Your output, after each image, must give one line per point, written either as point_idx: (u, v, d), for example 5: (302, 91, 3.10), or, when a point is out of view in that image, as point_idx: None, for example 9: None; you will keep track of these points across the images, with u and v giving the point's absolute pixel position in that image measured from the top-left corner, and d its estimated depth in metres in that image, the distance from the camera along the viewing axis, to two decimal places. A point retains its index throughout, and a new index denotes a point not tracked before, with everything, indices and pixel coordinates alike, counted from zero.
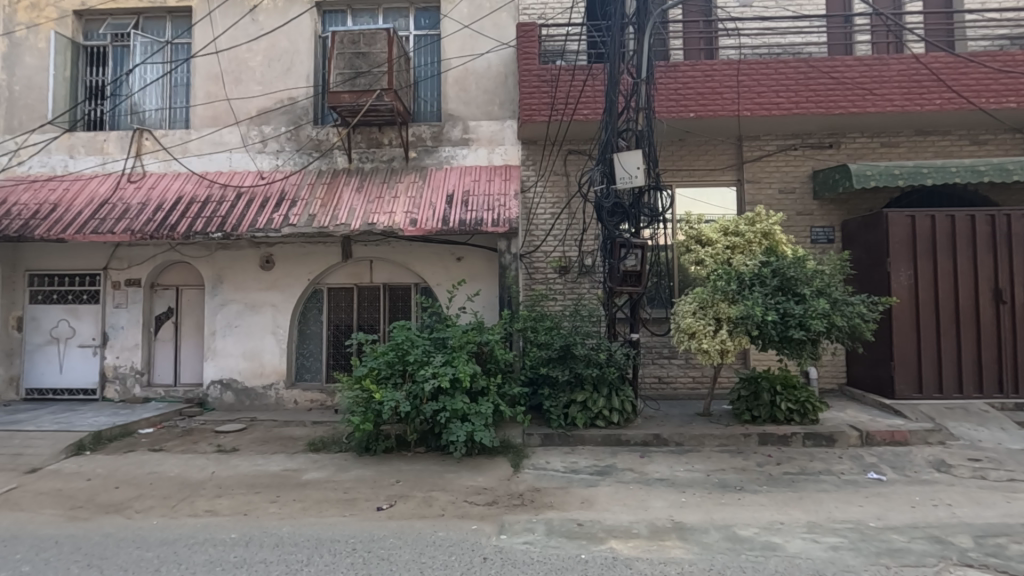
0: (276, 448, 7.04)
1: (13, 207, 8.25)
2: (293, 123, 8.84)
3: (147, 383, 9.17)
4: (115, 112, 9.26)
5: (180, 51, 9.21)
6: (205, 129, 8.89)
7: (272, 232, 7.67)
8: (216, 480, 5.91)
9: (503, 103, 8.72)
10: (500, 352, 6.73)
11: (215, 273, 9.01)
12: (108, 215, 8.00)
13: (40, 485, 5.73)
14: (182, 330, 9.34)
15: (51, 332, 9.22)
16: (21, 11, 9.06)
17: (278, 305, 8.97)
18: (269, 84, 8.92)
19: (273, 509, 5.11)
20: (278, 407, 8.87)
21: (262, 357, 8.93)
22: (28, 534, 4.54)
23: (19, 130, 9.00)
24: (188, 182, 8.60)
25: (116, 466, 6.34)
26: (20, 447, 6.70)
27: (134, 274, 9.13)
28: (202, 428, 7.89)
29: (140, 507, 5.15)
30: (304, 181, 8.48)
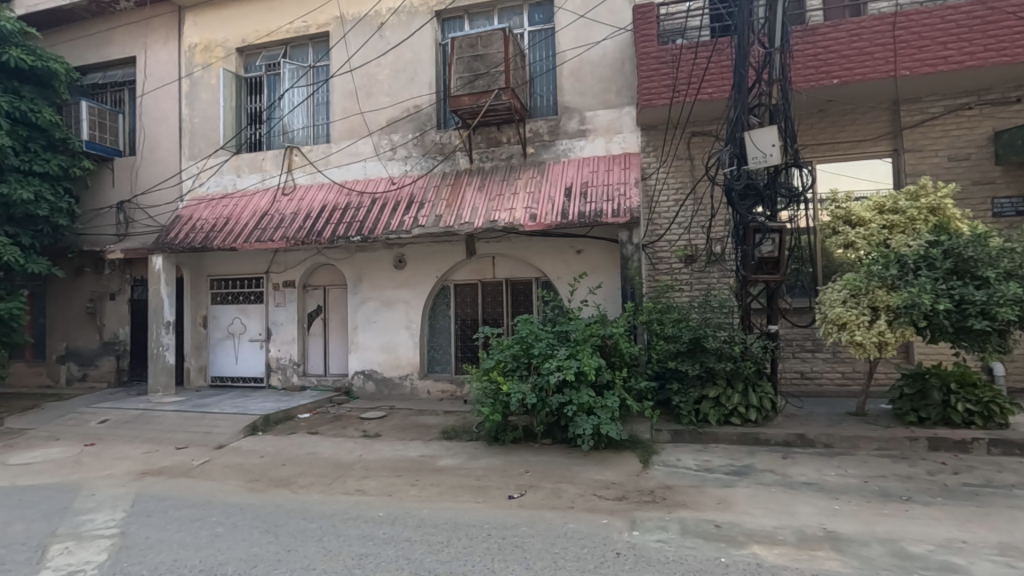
0: (414, 435, 7.55)
1: (197, 223, 9.68)
2: (418, 130, 9.37)
3: (303, 373, 10.30)
4: (271, 134, 10.48)
5: (321, 72, 10.16)
6: (344, 142, 9.74)
7: (404, 234, 8.23)
8: (363, 463, 6.48)
9: (621, 90, 8.50)
10: (625, 345, 6.60)
11: (356, 274, 9.85)
12: (269, 226, 9.09)
13: (225, 460, 6.70)
14: (330, 326, 10.36)
15: (228, 328, 10.71)
16: (198, 54, 10.58)
17: (410, 302, 9.59)
18: (396, 95, 9.53)
19: (413, 492, 5.49)
20: (413, 397, 9.50)
21: (397, 350, 9.62)
22: (219, 501, 5.33)
23: (198, 156, 10.50)
24: (331, 192, 9.49)
25: (282, 446, 7.20)
26: (209, 426, 7.89)
27: (289, 276, 10.29)
28: (349, 415, 8.70)
29: (303, 483, 5.83)
30: (430, 184, 8.95)
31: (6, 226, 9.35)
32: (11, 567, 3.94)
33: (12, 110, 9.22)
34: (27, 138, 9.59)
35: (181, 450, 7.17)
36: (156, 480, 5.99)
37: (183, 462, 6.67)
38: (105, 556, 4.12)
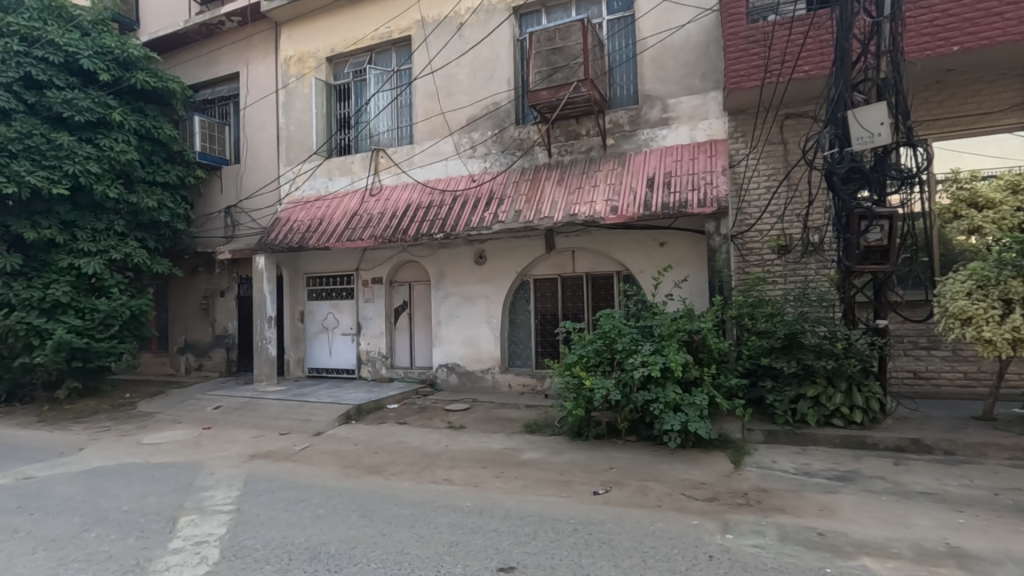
0: (497, 427, 7.68)
1: (294, 224, 10.35)
2: (497, 127, 9.47)
3: (391, 365, 10.77)
4: (359, 138, 11.01)
5: (404, 76, 10.52)
6: (426, 142, 10.04)
7: (485, 230, 8.36)
8: (449, 453, 6.68)
9: (706, 74, 8.13)
10: (713, 340, 6.33)
11: (439, 270, 10.15)
12: (358, 225, 9.56)
13: (323, 446, 7.15)
14: (415, 320, 10.75)
15: (322, 323, 11.40)
16: (293, 66, 11.29)
17: (491, 297, 9.74)
18: (475, 93, 9.69)
19: (498, 484, 5.58)
20: (495, 391, 9.66)
21: (479, 345, 9.81)
22: (320, 484, 5.70)
23: (294, 161, 11.22)
24: (415, 191, 9.82)
25: (373, 435, 7.58)
26: (308, 414, 8.45)
27: (377, 273, 10.78)
28: (434, 406, 9.00)
29: (394, 471, 6.10)
30: (509, 179, 9.03)
31: (135, 231, 10.52)
32: (148, 535, 4.43)
33: (139, 128, 10.34)
34: (151, 152, 10.72)
35: (285, 436, 7.73)
36: (264, 462, 6.50)
37: (287, 447, 7.19)
38: (224, 529, 4.52)
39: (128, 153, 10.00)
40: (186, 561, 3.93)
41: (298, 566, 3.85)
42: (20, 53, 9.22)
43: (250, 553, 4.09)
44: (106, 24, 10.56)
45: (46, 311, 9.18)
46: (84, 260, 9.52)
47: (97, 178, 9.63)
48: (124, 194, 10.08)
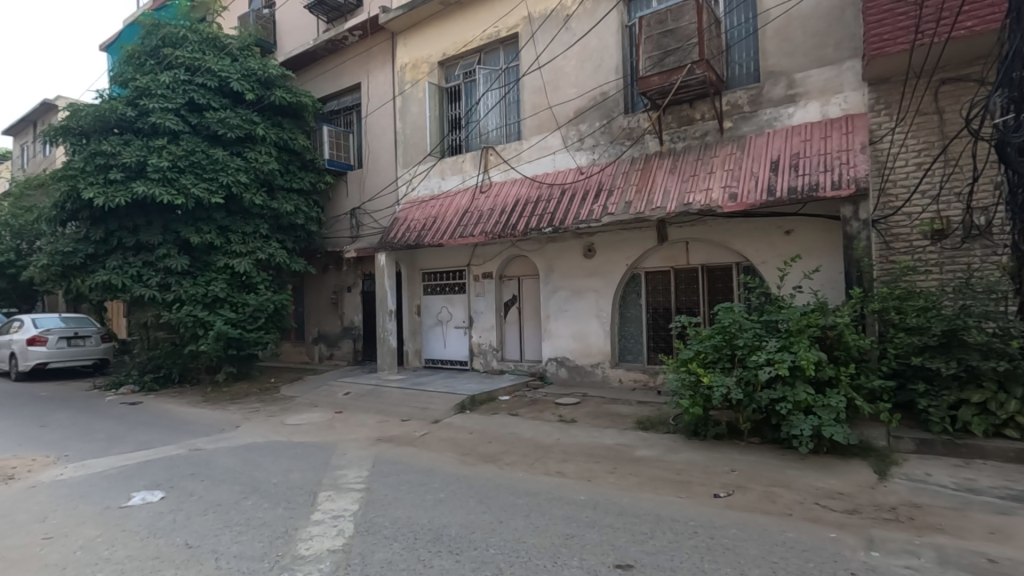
0: (608, 423, 7.57)
1: (411, 223, 10.93)
2: (605, 117, 9.29)
3: (502, 358, 11.04)
4: (469, 138, 11.34)
5: (512, 73, 10.67)
6: (534, 138, 10.12)
7: (593, 223, 8.26)
8: (561, 446, 6.71)
9: (840, 42, 7.36)
10: (851, 337, 5.74)
11: (547, 264, 10.21)
12: (470, 222, 9.88)
13: (441, 433, 7.50)
14: (525, 314, 10.91)
15: (437, 316, 11.96)
16: (408, 72, 11.91)
17: (600, 290, 9.61)
18: (583, 85, 9.58)
19: (612, 480, 5.50)
20: (605, 385, 9.53)
21: (589, 339, 9.73)
22: (439, 470, 5.99)
23: (411, 163, 11.85)
24: (523, 187, 9.94)
25: (487, 425, 7.82)
26: (426, 402, 8.92)
27: (488, 268, 11.09)
28: (545, 399, 9.09)
29: (508, 461, 6.24)
30: (619, 170, 8.81)
31: (277, 233, 11.72)
32: (294, 506, 4.94)
33: (278, 140, 11.51)
34: (288, 161, 11.88)
35: (406, 422, 8.22)
36: (388, 446, 6.97)
37: (408, 432, 7.65)
38: (357, 506, 4.92)
39: (270, 163, 11.17)
40: (325, 532, 4.32)
41: (422, 546, 4.08)
42: (185, 82, 10.69)
43: (380, 529, 4.40)
44: (251, 50, 11.87)
45: (208, 306, 10.54)
46: (236, 260, 10.81)
47: (246, 187, 10.87)
48: (267, 201, 11.27)
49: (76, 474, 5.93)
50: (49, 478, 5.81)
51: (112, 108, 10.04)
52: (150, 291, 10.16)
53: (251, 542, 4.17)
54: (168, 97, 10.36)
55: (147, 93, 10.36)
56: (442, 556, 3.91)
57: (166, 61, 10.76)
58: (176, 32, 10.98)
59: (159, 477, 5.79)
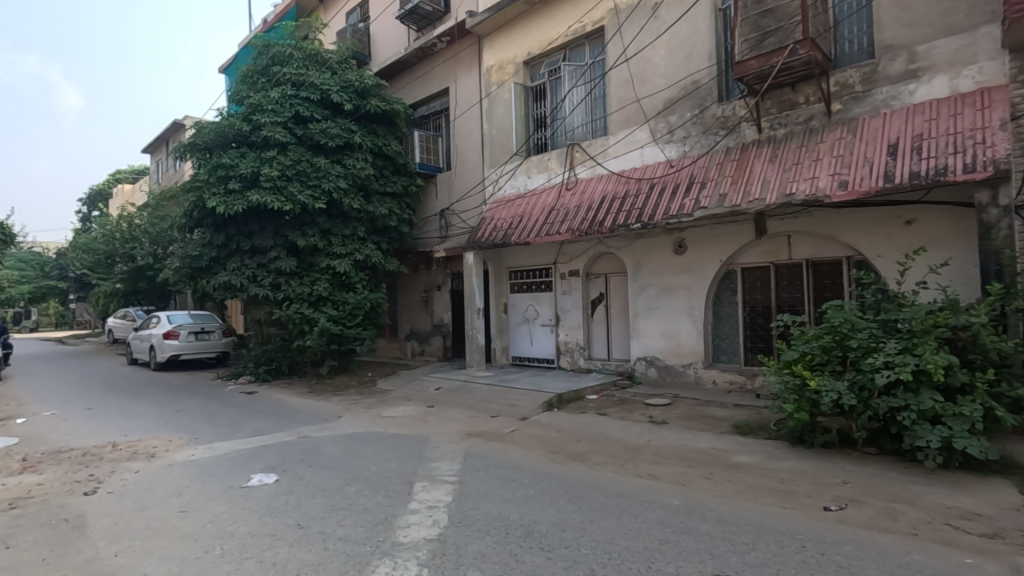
0: (702, 425, 7.25)
1: (498, 223, 11.10)
2: (697, 107, 8.89)
3: (589, 356, 10.93)
4: (555, 135, 11.31)
5: (598, 68, 10.52)
6: (621, 132, 9.92)
7: (685, 217, 7.95)
8: (652, 448, 6.52)
9: (973, 7, 6.53)
10: (990, 339, 5.07)
11: (635, 261, 9.96)
12: (556, 220, 9.87)
13: (529, 430, 7.56)
14: (612, 313, 10.72)
15: (524, 314, 12.06)
16: (494, 74, 12.10)
17: (692, 288, 9.23)
18: (673, 74, 9.23)
19: (708, 485, 5.26)
20: (698, 387, 9.15)
21: (680, 338, 9.37)
22: (529, 466, 6.03)
23: (497, 164, 12.04)
24: (610, 182, 9.76)
25: (575, 423, 7.77)
26: (514, 400, 9.02)
27: (574, 266, 11.01)
28: (634, 399, 8.88)
29: (598, 460, 6.16)
30: (713, 161, 8.40)
31: (373, 235, 12.36)
32: (392, 494, 5.18)
33: (373, 147, 12.13)
34: (383, 166, 12.49)
35: (495, 419, 8.36)
36: (479, 441, 7.12)
37: (497, 428, 7.78)
38: (450, 498, 5.06)
39: (366, 169, 11.81)
40: (422, 521, 4.49)
41: (514, 541, 4.12)
42: (292, 96, 11.53)
43: (473, 522, 4.51)
44: (348, 62, 12.60)
45: (313, 304, 11.34)
46: (337, 261, 11.53)
47: (345, 192, 11.57)
48: (364, 204, 11.93)
49: (205, 455, 6.60)
50: (183, 458, 6.51)
51: (231, 125, 11.05)
52: (263, 291, 11.11)
53: (354, 526, 4.42)
54: (277, 111, 11.25)
55: (260, 109, 11.30)
56: (534, 552, 3.93)
57: (275, 78, 11.69)
58: (283, 51, 11.89)
59: (273, 461, 6.30)
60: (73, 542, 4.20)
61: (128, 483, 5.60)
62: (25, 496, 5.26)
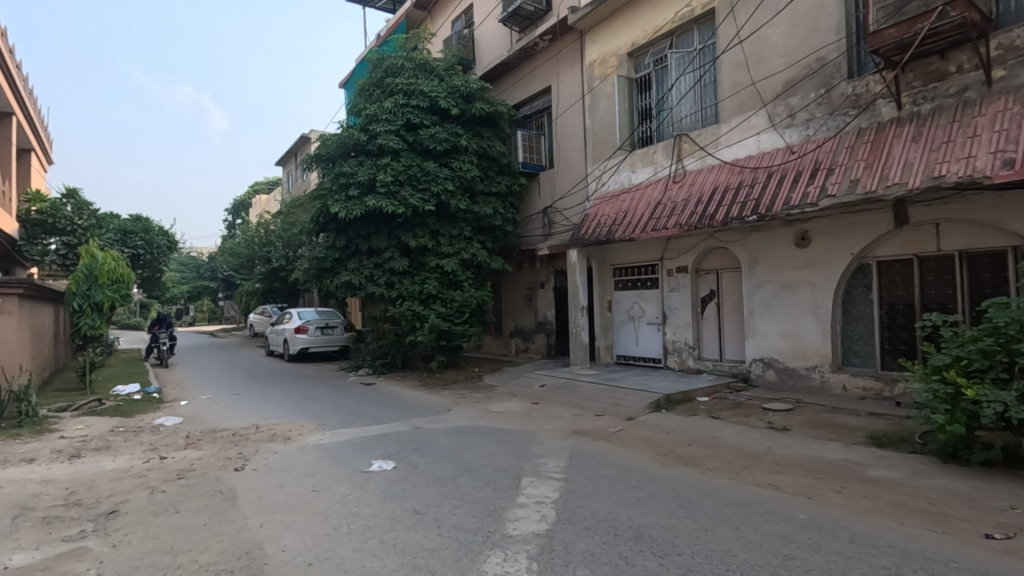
0: (831, 434, 6.63)
1: (601, 219, 10.94)
2: (823, 86, 8.13)
3: (699, 356, 10.43)
4: (661, 127, 10.91)
5: (708, 53, 10.00)
6: (734, 119, 9.35)
7: (809, 207, 7.32)
8: (773, 456, 6.08)
9: None
10: None
11: (751, 255, 9.35)
12: (663, 214, 9.53)
13: (636, 431, 7.37)
14: (725, 311, 10.14)
15: (628, 312, 11.79)
16: (597, 69, 11.93)
17: (817, 284, 8.48)
18: (794, 53, 8.53)
19: (839, 500, 4.79)
20: (825, 392, 8.39)
21: (803, 339, 8.65)
22: (637, 468, 5.88)
23: (601, 159, 11.86)
24: (722, 173, 9.23)
25: (685, 426, 7.46)
26: (620, 399, 8.86)
27: (683, 262, 10.55)
28: (750, 403, 8.35)
29: (711, 466, 5.86)
30: (842, 144, 7.64)
31: (479, 235, 12.71)
32: (501, 487, 5.30)
33: (478, 149, 12.49)
34: (488, 167, 12.81)
35: (600, 417, 8.26)
36: (584, 439, 7.07)
37: (603, 427, 7.68)
38: (557, 494, 5.08)
39: (472, 171, 12.18)
40: (531, 516, 4.55)
41: (624, 543, 4.04)
42: (404, 105, 12.19)
43: (581, 520, 4.48)
44: (454, 69, 13.08)
45: (423, 301, 11.93)
46: (445, 260, 12.02)
47: (452, 194, 12.02)
48: (470, 205, 12.31)
49: (332, 440, 7.20)
50: (314, 442, 7.14)
51: (351, 135, 11.94)
52: (379, 289, 11.87)
53: (466, 516, 4.58)
54: (390, 120, 11.95)
55: (375, 119, 12.07)
56: (645, 556, 3.83)
57: (389, 89, 12.42)
58: (395, 63, 12.61)
59: (391, 449, 6.72)
60: (227, 511, 4.77)
61: (269, 462, 6.25)
62: (189, 468, 6.06)
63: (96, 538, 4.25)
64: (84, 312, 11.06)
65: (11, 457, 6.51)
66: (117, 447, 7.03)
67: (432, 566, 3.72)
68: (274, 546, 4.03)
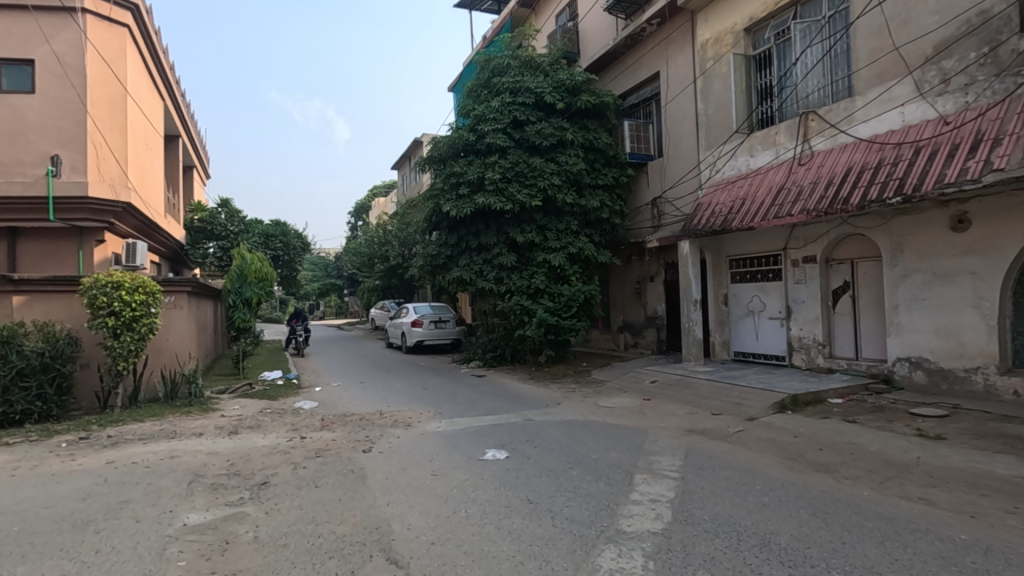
0: (1000, 446, 5.76)
1: (716, 208, 10.37)
2: (988, 43, 7.03)
3: (830, 355, 9.55)
4: (783, 106, 10.09)
5: (839, 20, 9.07)
6: (873, 91, 8.41)
7: (968, 184, 6.40)
8: (924, 467, 5.41)
9: None
10: None
11: (894, 242, 8.37)
12: (786, 200, 8.84)
13: (759, 432, 6.92)
14: (861, 305, 9.17)
15: (748, 306, 11.08)
16: (710, 49, 11.30)
17: (979, 274, 7.38)
18: (948, 10, 7.47)
19: (1011, 522, 4.15)
20: (989, 398, 7.29)
21: (963, 336, 7.58)
22: (762, 471, 5.52)
23: (715, 144, 11.24)
24: (857, 151, 8.33)
25: (816, 429, 6.86)
26: (740, 398, 8.36)
27: (811, 251, 9.69)
28: (894, 407, 7.49)
29: (848, 474, 5.34)
30: (1012, 110, 6.56)
31: (586, 228, 12.60)
32: (614, 483, 5.24)
33: (585, 141, 12.40)
34: (594, 159, 12.67)
35: (717, 416, 7.86)
36: (701, 438, 6.77)
37: (721, 427, 7.29)
38: (673, 493, 4.91)
39: (578, 164, 12.13)
40: (646, 514, 4.45)
41: (748, 549, 3.82)
42: (510, 102, 12.41)
43: (700, 522, 4.30)
44: (559, 63, 13.10)
45: (531, 296, 12.09)
46: (552, 255, 12.05)
47: (559, 188, 12.04)
48: (576, 199, 12.27)
49: (448, 428, 7.55)
50: (432, 429, 7.56)
51: (460, 136, 12.38)
52: (488, 284, 12.21)
53: (580, 508, 4.59)
54: (498, 119, 12.22)
55: (483, 118, 12.39)
56: (774, 565, 3.59)
57: (496, 88, 12.71)
58: (502, 62, 12.85)
59: (503, 439, 6.91)
60: (358, 488, 5.20)
61: (392, 445, 6.71)
62: (325, 447, 6.70)
63: (253, 505, 4.83)
64: (236, 307, 12.59)
65: (185, 431, 7.61)
66: (266, 426, 7.94)
67: (547, 555, 3.77)
68: (400, 524, 4.31)
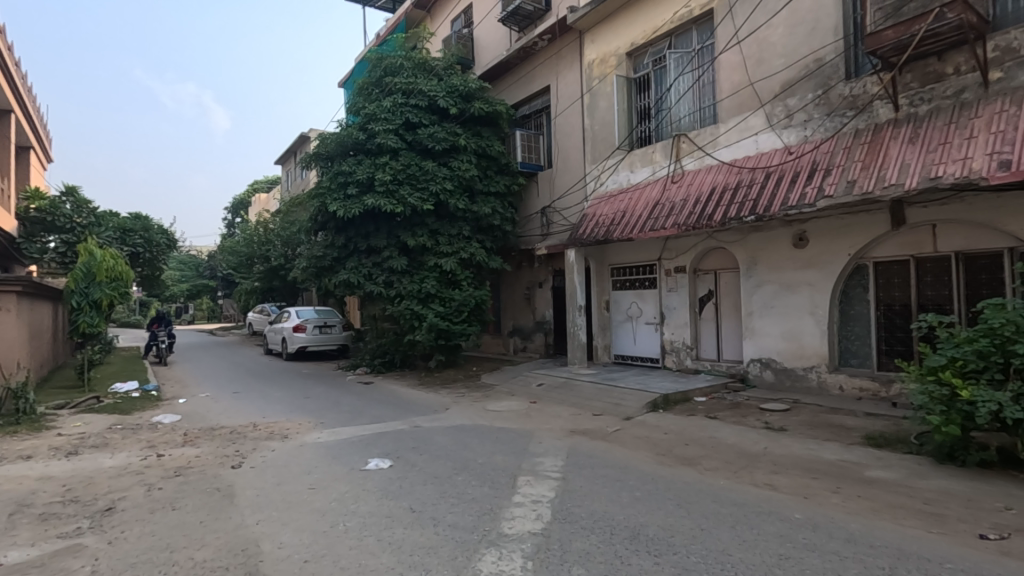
0: (829, 435, 6.66)
1: (599, 219, 10.96)
2: (821, 87, 8.15)
3: (696, 357, 10.46)
4: (659, 127, 10.92)
5: (706, 53, 10.03)
6: (733, 119, 9.38)
7: (806, 207, 7.36)
8: (770, 456, 6.10)
9: None
10: None
11: (750, 256, 9.37)
12: (660, 215, 9.57)
13: (634, 431, 7.39)
14: (723, 311, 10.18)
15: (627, 312, 11.82)
16: (596, 68, 11.95)
17: (815, 285, 8.50)
18: (792, 53, 8.55)
19: (836, 500, 4.81)
20: (821, 392, 8.42)
21: (802, 339, 8.67)
22: (636, 467, 5.89)
23: (599, 159, 11.88)
24: (720, 173, 9.25)
25: (683, 426, 7.47)
26: (619, 398, 8.89)
27: (681, 261, 10.58)
28: (748, 403, 8.37)
29: (709, 466, 5.88)
30: (839, 145, 7.66)
31: (477, 234, 12.69)
32: (498, 486, 5.32)
33: (477, 148, 12.51)
34: (487, 166, 12.82)
35: (599, 417, 8.29)
36: (582, 438, 7.09)
37: (601, 427, 7.70)
38: (553, 493, 5.09)
39: (470, 170, 12.20)
40: (527, 515, 4.56)
41: (620, 542, 4.06)
42: (402, 104, 12.21)
43: (577, 519, 4.49)
44: (453, 68, 13.12)
45: (422, 300, 11.94)
46: (444, 259, 12.00)
47: (451, 194, 12.04)
48: (469, 205, 12.31)
49: (330, 438, 7.21)
50: (312, 440, 7.16)
51: (350, 134, 11.97)
52: (377, 288, 11.88)
53: (463, 514, 4.60)
54: (389, 120, 11.97)
55: (374, 117, 12.08)
56: (641, 555, 3.85)
57: (388, 88, 12.44)
58: (394, 62, 12.61)
59: (389, 447, 6.74)
60: (224, 508, 4.79)
61: (266, 459, 6.26)
62: (187, 465, 6.08)
63: (93, 535, 4.26)
64: (82, 310, 11.07)
65: (8, 454, 6.53)
66: (116, 444, 7.05)
67: (428, 564, 3.73)
68: (270, 544, 4.04)
